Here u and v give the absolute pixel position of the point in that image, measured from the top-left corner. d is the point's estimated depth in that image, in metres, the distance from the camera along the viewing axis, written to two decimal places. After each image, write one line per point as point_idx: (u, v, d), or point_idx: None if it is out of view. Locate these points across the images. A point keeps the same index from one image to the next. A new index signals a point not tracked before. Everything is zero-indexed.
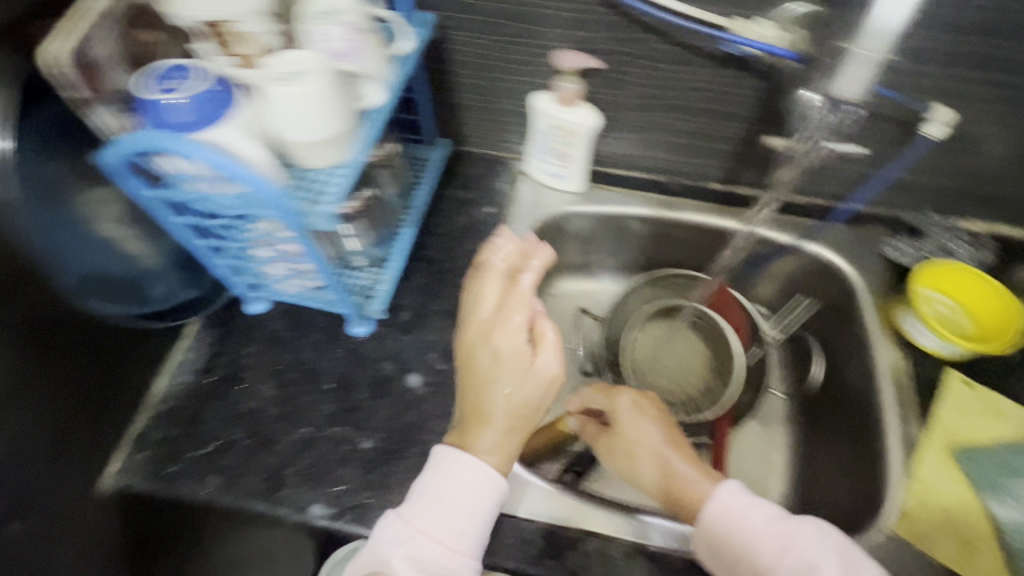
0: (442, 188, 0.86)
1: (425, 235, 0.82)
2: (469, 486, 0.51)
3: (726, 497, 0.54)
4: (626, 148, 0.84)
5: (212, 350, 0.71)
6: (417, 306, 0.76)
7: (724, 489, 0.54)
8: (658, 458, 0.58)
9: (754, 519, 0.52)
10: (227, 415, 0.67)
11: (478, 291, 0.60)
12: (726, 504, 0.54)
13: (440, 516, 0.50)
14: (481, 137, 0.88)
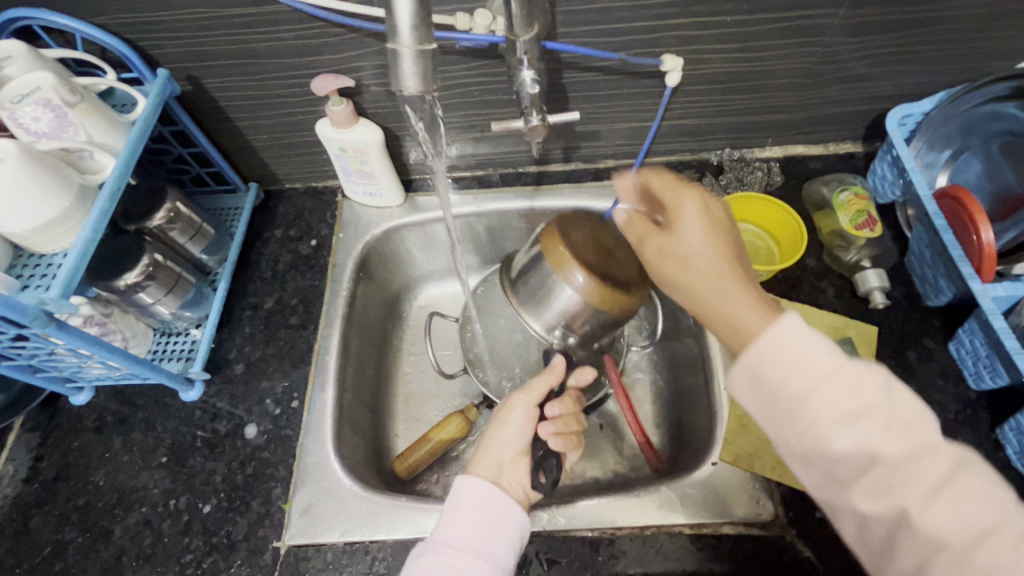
0: (262, 233, 0.86)
1: (249, 284, 0.82)
2: (497, 511, 0.58)
3: (782, 333, 0.43)
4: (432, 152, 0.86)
5: (38, 451, 0.70)
6: (245, 357, 0.76)
7: (781, 327, 0.43)
8: (723, 292, 0.51)
9: (823, 354, 0.42)
10: (59, 515, 0.66)
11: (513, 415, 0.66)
12: (787, 337, 0.43)
13: (479, 567, 0.54)
14: (293, 174, 0.88)
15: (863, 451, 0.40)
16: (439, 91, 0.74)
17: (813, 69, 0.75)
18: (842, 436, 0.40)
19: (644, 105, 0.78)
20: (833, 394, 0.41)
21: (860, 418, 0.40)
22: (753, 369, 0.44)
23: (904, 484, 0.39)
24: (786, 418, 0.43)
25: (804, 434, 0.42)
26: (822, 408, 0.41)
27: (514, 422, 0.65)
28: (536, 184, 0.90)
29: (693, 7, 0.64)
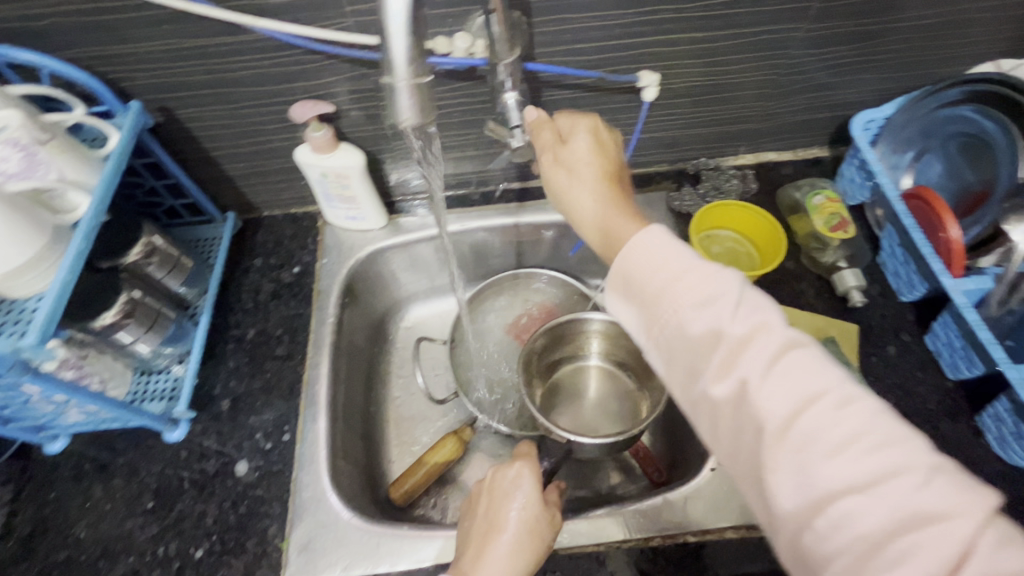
0: (242, 263, 0.84)
1: (231, 315, 0.80)
2: None
3: (646, 242, 0.47)
4: (414, 174, 0.86)
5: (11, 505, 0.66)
6: (231, 392, 0.73)
7: (650, 237, 0.47)
8: (610, 221, 0.51)
9: (680, 254, 0.45)
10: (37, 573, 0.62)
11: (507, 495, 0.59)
12: (654, 240, 0.47)
13: None
14: (272, 201, 0.87)
15: (715, 334, 0.42)
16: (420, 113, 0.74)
17: (780, 80, 0.78)
18: (690, 323, 0.43)
19: (621, 120, 0.80)
20: (683, 288, 0.44)
21: (708, 306, 0.43)
22: (629, 270, 0.47)
23: (745, 362, 0.41)
24: (651, 315, 0.46)
25: (660, 326, 0.45)
26: (678, 303, 0.44)
27: (522, 493, 0.57)
28: (519, 201, 0.91)
29: (665, 24, 0.66)
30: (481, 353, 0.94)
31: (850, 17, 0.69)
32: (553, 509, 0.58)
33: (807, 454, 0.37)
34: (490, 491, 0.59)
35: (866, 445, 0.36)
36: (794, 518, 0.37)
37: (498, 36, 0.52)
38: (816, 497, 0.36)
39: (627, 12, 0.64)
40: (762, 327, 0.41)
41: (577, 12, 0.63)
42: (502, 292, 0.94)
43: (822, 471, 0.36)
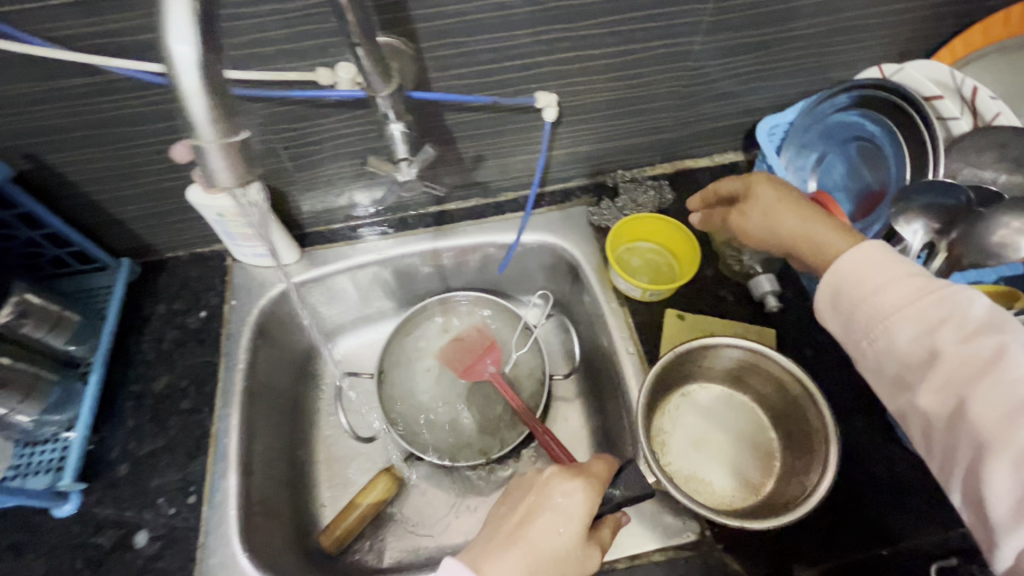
0: (142, 311, 0.78)
1: (130, 370, 0.74)
2: None
3: (867, 253, 0.51)
4: (325, 202, 0.82)
5: None
6: (130, 455, 0.68)
7: (869, 249, 0.51)
8: (815, 239, 0.56)
9: (885, 270, 0.49)
10: None
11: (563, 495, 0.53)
12: (867, 254, 0.51)
13: None
14: (172, 242, 0.81)
15: (930, 348, 0.46)
16: (318, 143, 0.71)
17: (685, 90, 0.78)
18: (902, 338, 0.47)
19: (531, 138, 0.78)
20: (927, 304, 0.47)
21: (927, 324, 0.46)
22: (842, 282, 0.51)
23: (979, 385, 0.43)
24: (858, 330, 0.51)
25: (873, 335, 0.49)
26: (887, 317, 0.48)
27: (569, 517, 0.52)
28: (440, 224, 0.88)
29: (559, 42, 0.65)
30: (413, 383, 0.91)
31: (743, 28, 0.70)
32: (589, 550, 0.53)
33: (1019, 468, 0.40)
34: (536, 496, 0.54)
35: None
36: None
37: (371, 69, 0.49)
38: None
39: (518, 33, 0.62)
40: (949, 319, 0.46)
41: (466, 33, 0.61)
42: (431, 316, 0.93)
43: None
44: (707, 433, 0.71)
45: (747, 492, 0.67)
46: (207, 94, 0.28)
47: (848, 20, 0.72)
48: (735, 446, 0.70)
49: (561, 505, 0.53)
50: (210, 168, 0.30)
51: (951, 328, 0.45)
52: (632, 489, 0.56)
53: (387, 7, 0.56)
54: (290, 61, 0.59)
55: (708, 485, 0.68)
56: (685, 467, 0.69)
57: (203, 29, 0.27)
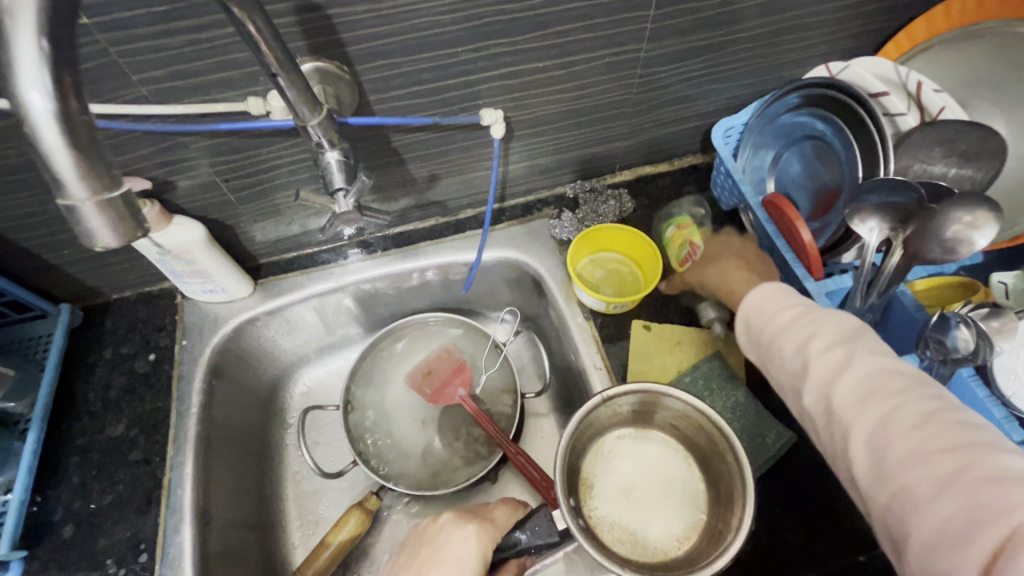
0: (87, 358, 0.74)
1: (75, 422, 0.70)
2: None
3: (763, 296, 0.60)
4: (276, 232, 0.80)
5: None
6: (76, 514, 0.64)
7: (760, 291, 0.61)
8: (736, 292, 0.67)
9: (779, 304, 0.58)
10: None
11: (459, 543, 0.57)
12: (761, 297, 0.61)
13: None
14: (116, 283, 0.78)
15: (803, 360, 0.54)
16: (259, 174, 0.68)
17: (636, 97, 0.77)
18: (791, 358, 0.55)
19: (484, 154, 0.77)
20: (810, 329, 0.55)
21: (803, 339, 0.55)
22: (754, 315, 0.60)
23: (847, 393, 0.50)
24: (767, 356, 0.59)
25: (771, 357, 0.58)
26: (782, 340, 0.56)
27: (457, 562, 0.55)
28: (399, 246, 0.86)
29: (502, 57, 0.64)
30: (382, 411, 0.88)
31: (688, 33, 0.69)
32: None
33: (886, 458, 0.46)
34: (433, 541, 0.58)
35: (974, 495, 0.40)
36: (923, 540, 0.41)
37: (296, 97, 0.47)
38: (922, 510, 0.42)
39: (457, 50, 0.61)
40: (814, 334, 0.54)
41: (403, 53, 0.59)
42: (397, 339, 0.90)
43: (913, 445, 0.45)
44: (634, 477, 0.65)
45: (676, 542, 0.61)
46: (70, 144, 0.25)
47: (793, 19, 0.71)
48: (663, 492, 0.64)
49: (454, 551, 0.56)
50: (85, 226, 0.27)
51: (813, 341, 0.54)
52: (539, 535, 0.58)
53: (315, 31, 0.54)
54: (218, 91, 0.56)
55: (633, 535, 0.62)
56: (612, 514, 0.63)
57: (58, 74, 0.24)
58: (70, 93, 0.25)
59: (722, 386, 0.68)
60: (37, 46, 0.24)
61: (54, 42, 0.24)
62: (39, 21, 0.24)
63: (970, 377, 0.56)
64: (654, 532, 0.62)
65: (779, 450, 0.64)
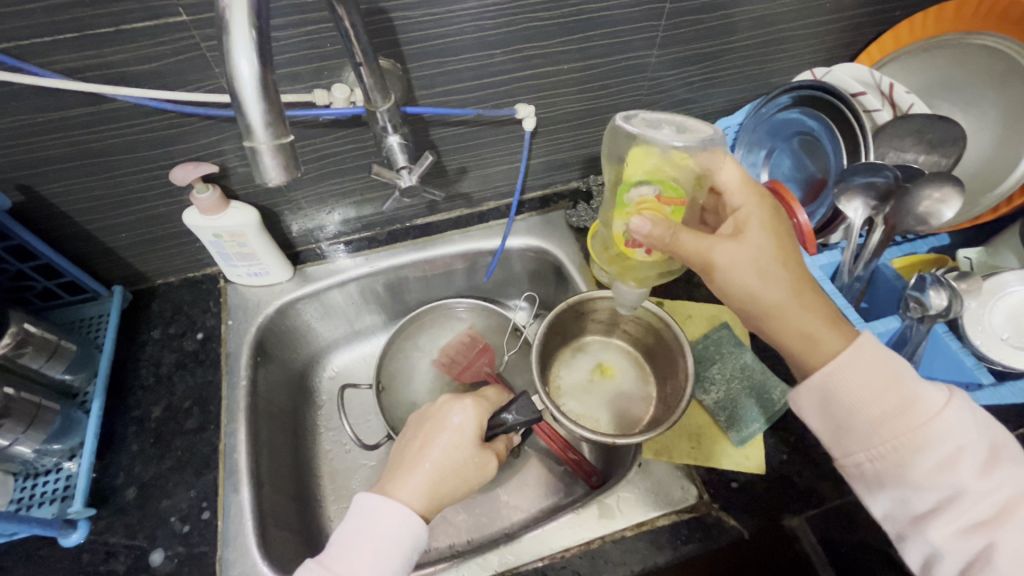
0: (137, 337, 0.78)
1: (130, 396, 0.74)
2: (381, 521, 0.58)
3: (859, 361, 0.53)
4: (315, 220, 0.86)
5: None
6: (137, 479, 0.67)
7: (863, 347, 0.53)
8: (804, 324, 0.56)
9: (887, 390, 0.51)
10: None
11: (462, 415, 0.67)
12: (864, 357, 0.53)
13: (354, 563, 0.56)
14: (163, 268, 0.82)
15: (949, 480, 0.48)
16: (310, 164, 0.75)
17: (646, 99, 0.86)
18: (916, 465, 0.49)
19: (509, 148, 0.84)
20: (919, 416, 0.50)
21: (948, 455, 0.48)
22: (852, 387, 0.53)
23: (983, 514, 0.47)
24: (873, 449, 0.52)
25: (881, 456, 0.51)
26: (894, 432, 0.51)
27: (465, 429, 0.66)
28: (427, 235, 0.92)
29: (534, 60, 0.72)
30: (410, 391, 0.93)
31: (692, 41, 0.79)
32: (485, 457, 0.66)
33: None
34: (435, 418, 0.67)
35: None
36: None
37: (372, 85, 0.54)
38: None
39: (496, 52, 0.69)
40: (961, 451, 0.48)
41: (449, 53, 0.67)
42: (424, 323, 0.96)
43: None
44: (594, 377, 0.87)
45: (625, 425, 0.82)
46: (264, 101, 0.31)
47: (781, 32, 0.82)
48: (619, 390, 0.86)
49: (457, 418, 0.67)
50: (264, 165, 0.33)
51: (964, 460, 0.48)
52: (523, 413, 0.67)
53: (378, 31, 0.62)
54: (288, 84, 0.63)
55: (595, 421, 0.83)
56: (578, 407, 0.84)
57: (262, 52, 0.31)
58: (269, 64, 0.32)
59: (730, 349, 0.76)
60: (249, 30, 0.31)
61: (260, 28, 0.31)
62: (250, 10, 0.31)
63: (944, 333, 0.67)
64: (604, 418, 0.83)
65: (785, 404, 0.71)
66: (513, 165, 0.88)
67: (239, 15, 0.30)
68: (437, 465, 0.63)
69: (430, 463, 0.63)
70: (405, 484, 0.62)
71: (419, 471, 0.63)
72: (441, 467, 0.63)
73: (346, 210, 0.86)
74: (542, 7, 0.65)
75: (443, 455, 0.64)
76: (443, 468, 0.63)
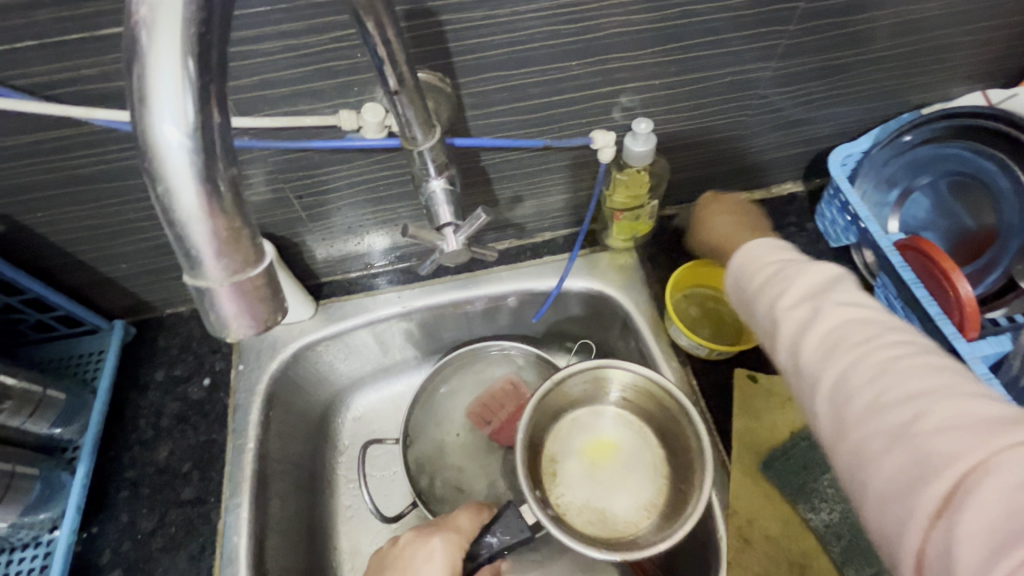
0: (138, 379, 0.69)
1: (124, 451, 0.65)
2: None
3: (754, 251, 0.51)
4: (341, 250, 0.74)
5: None
6: (125, 558, 0.59)
7: (755, 245, 0.52)
8: None
9: (761, 255, 0.50)
10: None
11: (418, 557, 0.55)
12: (760, 250, 0.51)
13: None
14: (169, 299, 0.72)
15: (771, 310, 0.46)
16: (336, 192, 0.62)
17: (751, 120, 0.68)
18: (760, 299, 0.48)
19: (574, 175, 0.69)
20: (781, 280, 0.47)
21: (777, 287, 0.46)
22: (746, 265, 0.50)
23: (800, 323, 0.44)
24: (743, 309, 0.50)
25: (742, 304, 0.50)
26: (750, 286, 0.49)
27: None
28: (470, 268, 0.79)
29: (618, 73, 0.56)
30: (443, 448, 0.81)
31: (825, 49, 0.60)
32: None
33: (846, 411, 0.39)
34: (400, 564, 0.56)
35: (923, 450, 0.34)
36: (879, 494, 0.36)
37: (411, 119, 0.40)
38: (870, 466, 0.37)
39: (573, 63, 0.53)
40: (785, 286, 0.46)
41: (511, 66, 0.52)
42: (461, 369, 0.83)
43: (865, 393, 0.38)
44: (593, 455, 0.69)
45: (644, 512, 0.65)
46: (205, 187, 0.21)
47: (941, 38, 0.63)
48: (628, 471, 0.68)
49: (415, 560, 0.55)
50: (222, 308, 0.23)
51: (783, 297, 0.45)
52: (510, 533, 0.56)
53: (425, 39, 0.47)
54: (309, 103, 0.49)
55: (602, 513, 0.65)
56: (580, 498, 0.66)
57: (205, 102, 0.21)
58: (214, 117, 0.21)
59: None
60: (182, 67, 0.20)
61: (201, 61, 0.21)
62: (187, 35, 0.20)
63: None
64: (617, 511, 0.65)
65: None
66: (578, 192, 0.73)
67: (163, 45, 0.20)
68: None
69: None
70: None
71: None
72: None
73: (380, 239, 0.73)
74: (637, 6, 0.49)
75: None
76: None
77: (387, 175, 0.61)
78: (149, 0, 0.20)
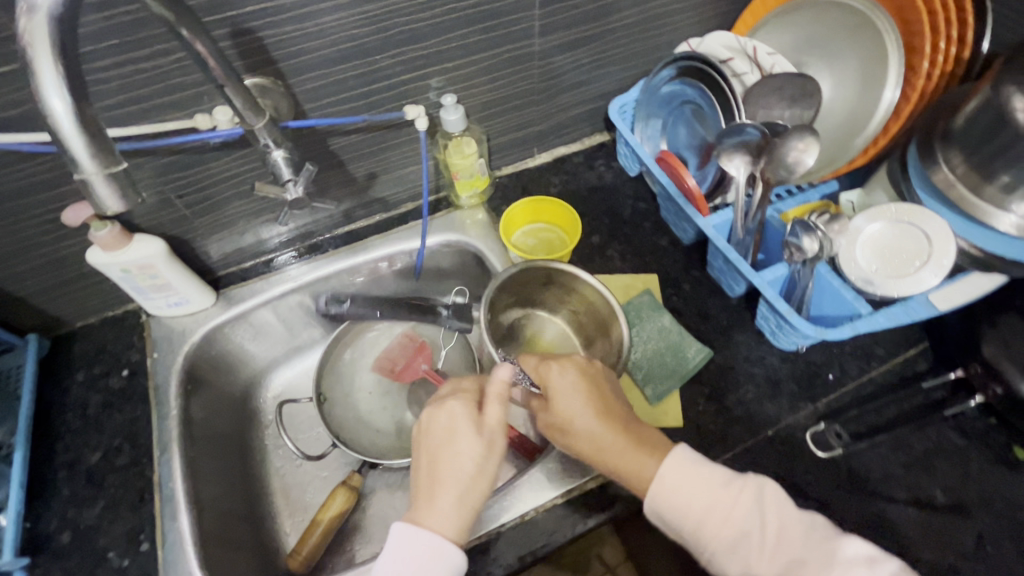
0: (60, 383, 0.78)
1: (57, 442, 0.74)
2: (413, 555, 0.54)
3: (676, 461, 0.57)
4: (231, 244, 0.86)
5: None
6: (72, 522, 0.68)
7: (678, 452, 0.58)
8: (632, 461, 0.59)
9: (699, 488, 0.56)
10: None
11: (447, 418, 0.60)
12: (678, 466, 0.57)
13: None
14: (78, 310, 0.81)
15: (739, 545, 0.53)
16: (211, 188, 0.75)
17: (541, 86, 0.89)
18: (709, 537, 0.54)
19: (413, 149, 0.87)
20: (754, 547, 0.53)
21: (729, 530, 0.54)
22: (660, 485, 0.56)
23: (770, 559, 0.52)
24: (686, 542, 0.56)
25: (690, 541, 0.56)
26: (703, 522, 0.55)
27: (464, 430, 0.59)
28: (350, 242, 0.94)
29: (416, 61, 0.74)
30: (355, 398, 0.95)
31: (574, 25, 0.81)
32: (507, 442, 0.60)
33: None
34: (429, 433, 0.61)
35: None
36: None
37: (242, 106, 0.55)
38: None
39: (376, 57, 0.71)
40: (735, 501, 0.55)
41: (326, 65, 0.68)
42: (359, 330, 0.97)
43: None
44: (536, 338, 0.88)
45: None
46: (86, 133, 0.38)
47: (658, 8, 0.85)
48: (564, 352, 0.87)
49: (450, 423, 0.59)
50: (102, 194, 0.40)
51: (747, 530, 0.54)
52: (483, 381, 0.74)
53: (250, 51, 0.63)
54: (168, 113, 0.63)
55: None
56: None
57: (74, 89, 0.37)
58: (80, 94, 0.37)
59: (649, 313, 0.81)
60: (55, 67, 0.36)
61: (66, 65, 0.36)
62: (57, 51, 0.36)
63: (827, 271, 0.71)
64: None
65: (699, 362, 0.76)
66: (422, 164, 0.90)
67: (42, 56, 0.35)
68: (447, 477, 0.57)
69: (434, 481, 0.57)
70: (432, 511, 0.56)
71: (442, 488, 0.57)
72: (457, 484, 0.56)
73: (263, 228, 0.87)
74: (408, 10, 0.67)
75: (455, 469, 0.57)
76: (464, 478, 0.57)
77: (252, 167, 0.75)
78: (29, 28, 0.35)
